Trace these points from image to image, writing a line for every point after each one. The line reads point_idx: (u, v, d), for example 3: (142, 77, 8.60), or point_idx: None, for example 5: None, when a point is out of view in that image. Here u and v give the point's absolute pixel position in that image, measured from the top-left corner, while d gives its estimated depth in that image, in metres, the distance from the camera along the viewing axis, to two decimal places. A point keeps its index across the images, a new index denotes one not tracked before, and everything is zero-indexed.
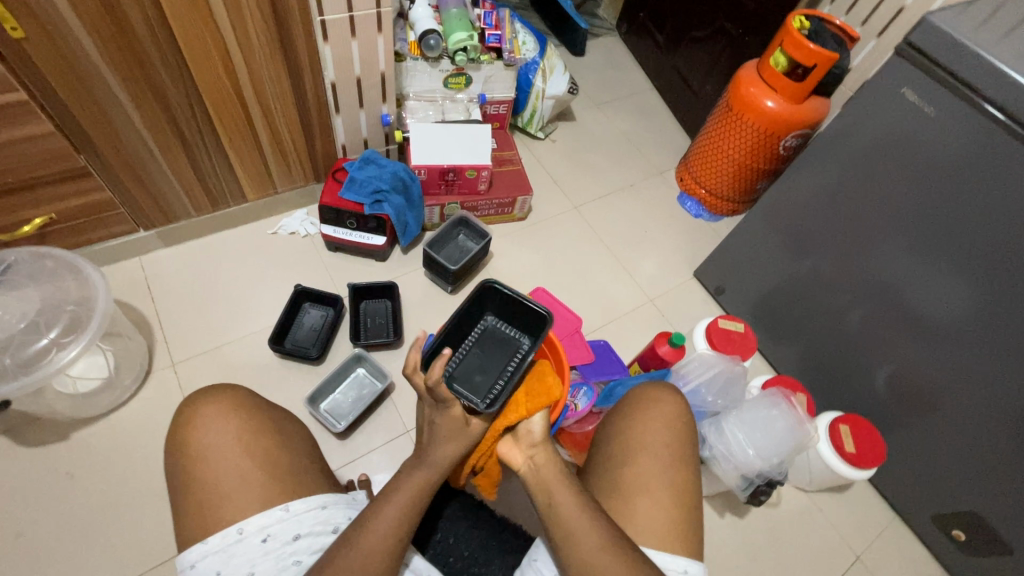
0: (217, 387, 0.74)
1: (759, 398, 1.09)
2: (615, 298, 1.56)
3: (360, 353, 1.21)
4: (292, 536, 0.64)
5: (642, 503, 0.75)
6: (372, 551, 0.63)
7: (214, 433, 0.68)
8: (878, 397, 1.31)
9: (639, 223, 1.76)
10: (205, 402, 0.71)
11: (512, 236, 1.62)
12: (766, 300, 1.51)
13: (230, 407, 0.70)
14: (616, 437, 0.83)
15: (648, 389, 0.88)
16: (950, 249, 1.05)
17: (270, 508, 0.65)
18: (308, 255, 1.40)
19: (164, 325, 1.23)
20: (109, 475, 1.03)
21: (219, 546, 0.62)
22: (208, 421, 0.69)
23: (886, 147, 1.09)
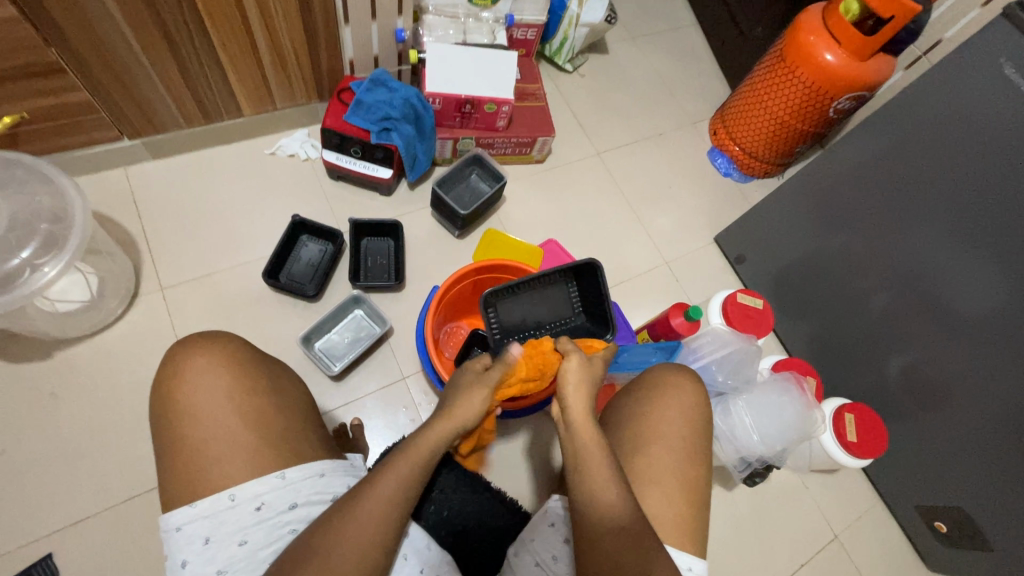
0: (202, 336, 0.71)
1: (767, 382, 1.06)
2: (629, 257, 1.49)
3: (359, 295, 1.15)
4: (288, 504, 0.65)
5: (650, 494, 0.75)
6: (375, 517, 0.64)
7: (203, 389, 0.66)
8: (885, 385, 1.28)
9: (662, 177, 1.64)
10: (192, 352, 0.69)
11: (527, 179, 1.51)
12: (786, 274, 1.43)
13: (220, 362, 0.69)
14: (629, 418, 0.81)
15: (664, 371, 0.85)
16: (1004, 248, 0.97)
17: (266, 475, 0.65)
18: (309, 182, 1.30)
19: (151, 245, 1.16)
20: (95, 399, 1.01)
21: (209, 511, 0.62)
22: (197, 375, 0.67)
23: (959, 126, 0.97)
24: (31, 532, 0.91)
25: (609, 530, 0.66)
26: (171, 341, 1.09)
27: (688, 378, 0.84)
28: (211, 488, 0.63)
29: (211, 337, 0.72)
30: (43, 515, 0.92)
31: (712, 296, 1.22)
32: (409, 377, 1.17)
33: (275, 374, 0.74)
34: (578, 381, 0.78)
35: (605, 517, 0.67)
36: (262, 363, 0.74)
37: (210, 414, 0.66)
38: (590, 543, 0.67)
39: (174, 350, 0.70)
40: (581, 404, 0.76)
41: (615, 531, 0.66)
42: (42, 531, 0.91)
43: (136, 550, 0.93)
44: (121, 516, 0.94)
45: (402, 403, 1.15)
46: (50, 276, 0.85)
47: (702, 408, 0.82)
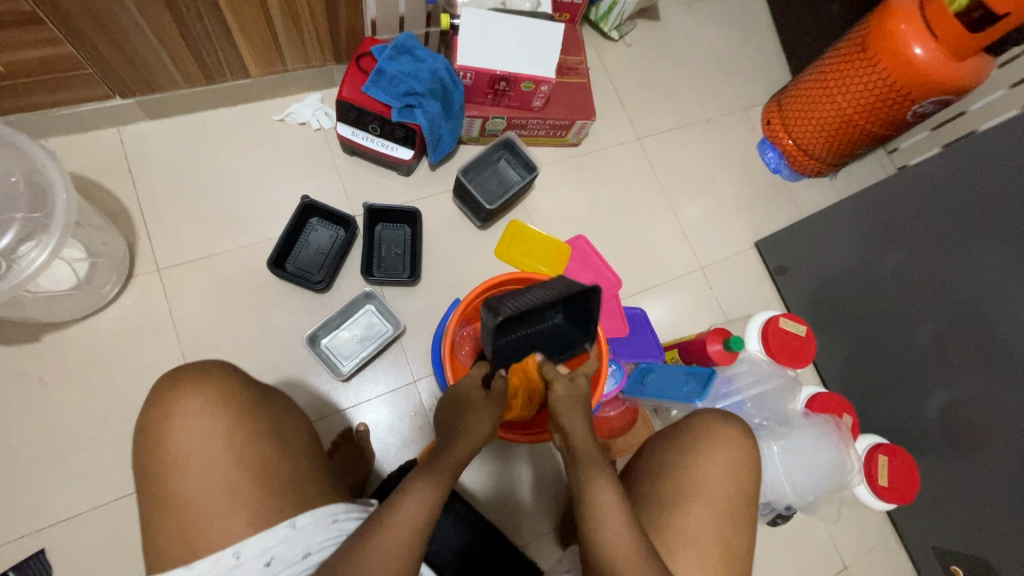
0: (192, 369, 0.64)
1: (805, 430, 0.98)
2: (662, 258, 1.38)
3: (371, 291, 1.07)
4: (301, 554, 0.59)
5: (684, 558, 0.68)
6: (389, 560, 0.59)
7: (197, 436, 0.60)
8: (920, 425, 1.19)
9: (705, 170, 1.49)
10: (182, 393, 0.61)
11: (558, 164, 1.37)
12: (830, 292, 1.32)
13: (214, 402, 0.62)
14: (667, 469, 0.74)
15: (712, 420, 0.77)
16: None
17: (274, 527, 0.59)
18: (320, 155, 1.18)
19: (147, 219, 1.06)
20: (88, 388, 0.95)
21: (212, 573, 0.56)
22: (190, 417, 0.60)
23: None
24: (22, 526, 0.87)
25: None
26: (168, 329, 1.01)
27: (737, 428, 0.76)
28: (204, 544, 0.57)
29: (204, 369, 0.64)
30: (34, 510, 0.88)
31: (750, 318, 1.11)
32: (419, 381, 1.10)
33: (275, 409, 0.67)
34: (569, 403, 0.77)
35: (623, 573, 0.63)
36: (259, 396, 0.66)
37: (203, 462, 0.59)
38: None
39: (160, 388, 0.62)
40: (580, 427, 0.76)
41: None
42: (34, 525, 0.88)
43: (130, 551, 0.89)
44: (116, 515, 0.90)
45: (411, 408, 1.09)
46: (39, 262, 0.76)
47: (749, 466, 0.74)
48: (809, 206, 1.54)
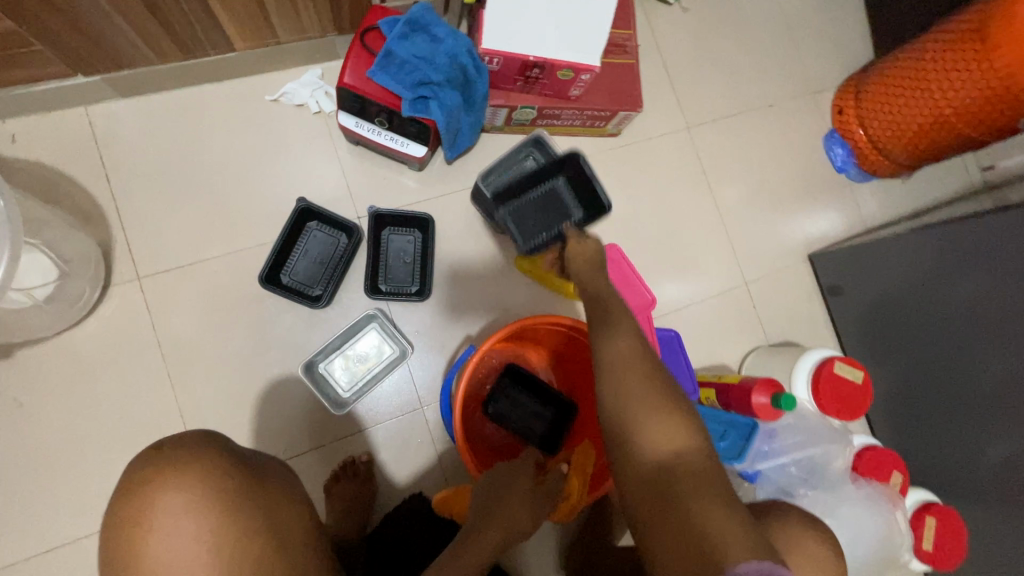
0: (172, 450, 0.52)
1: (853, 505, 0.90)
2: (702, 271, 1.23)
3: (375, 312, 0.98)
4: None
5: None
6: None
7: (178, 540, 0.50)
8: (972, 472, 1.02)
9: (761, 167, 1.30)
10: (162, 484, 0.51)
11: (592, 157, 1.20)
12: (889, 327, 1.13)
13: (198, 499, 0.51)
14: None
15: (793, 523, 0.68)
16: None
17: None
18: (320, 144, 1.02)
19: (125, 218, 0.93)
20: (65, 411, 0.87)
21: None
22: (171, 519, 0.50)
23: None
24: (6, 556, 0.83)
25: (681, 515, 0.51)
26: (151, 346, 0.91)
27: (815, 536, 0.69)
28: None
29: (188, 448, 0.53)
30: (16, 540, 0.83)
31: (802, 355, 1.00)
32: (426, 409, 0.99)
33: (268, 495, 0.56)
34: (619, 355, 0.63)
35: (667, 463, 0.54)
36: (252, 481, 0.55)
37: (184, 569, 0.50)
38: (655, 527, 0.52)
39: (135, 474, 0.51)
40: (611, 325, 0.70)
41: (698, 528, 0.49)
42: (19, 555, 0.83)
43: None
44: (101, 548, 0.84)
45: (415, 438, 0.98)
46: None
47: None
48: (876, 211, 1.34)
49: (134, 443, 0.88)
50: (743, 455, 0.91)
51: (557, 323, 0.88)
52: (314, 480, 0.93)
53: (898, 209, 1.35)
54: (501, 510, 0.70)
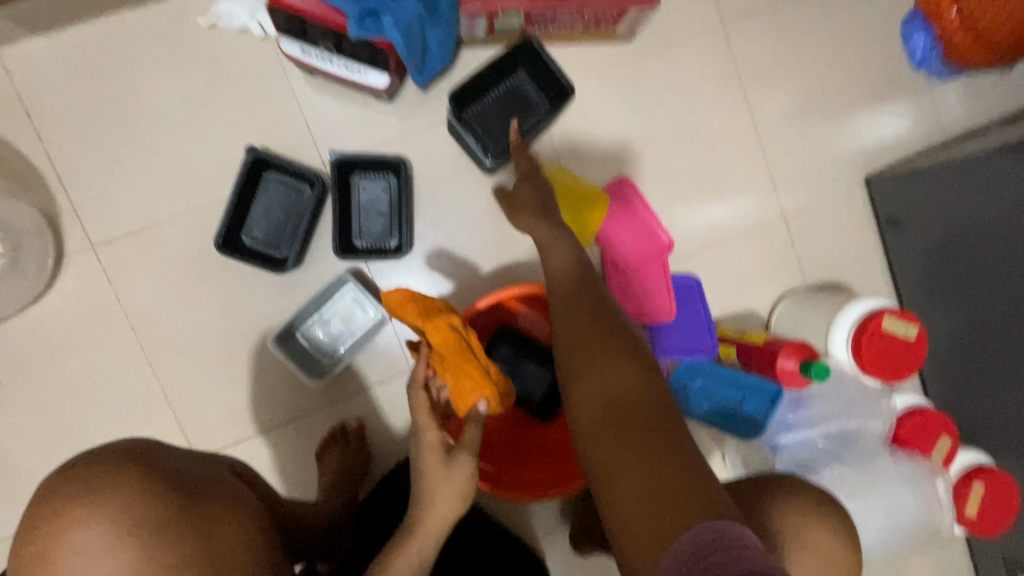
0: (96, 472, 0.48)
1: (890, 486, 0.80)
2: (732, 203, 1.04)
3: (345, 276, 0.86)
4: None
5: None
6: None
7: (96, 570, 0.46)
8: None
9: (813, 69, 1.05)
10: (84, 512, 0.47)
11: (599, 69, 0.99)
12: (954, 260, 0.94)
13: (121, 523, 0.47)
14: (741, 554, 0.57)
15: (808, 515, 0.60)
16: None
17: None
18: (271, 77, 0.87)
19: (66, 180, 0.84)
20: (42, 387, 0.84)
21: None
22: (89, 550, 0.46)
23: None
24: (9, 527, 0.84)
25: (633, 442, 0.50)
26: (118, 318, 0.86)
27: (818, 526, 0.59)
28: None
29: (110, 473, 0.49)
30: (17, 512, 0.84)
31: (846, 306, 0.85)
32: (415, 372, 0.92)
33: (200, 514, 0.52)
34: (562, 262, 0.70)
35: (621, 396, 0.53)
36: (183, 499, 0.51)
37: None
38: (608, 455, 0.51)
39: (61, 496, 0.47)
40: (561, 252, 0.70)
41: (654, 453, 0.48)
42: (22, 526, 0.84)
43: None
44: None
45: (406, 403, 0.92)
46: None
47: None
48: (959, 117, 1.08)
49: (116, 415, 0.86)
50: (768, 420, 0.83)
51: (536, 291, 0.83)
52: (304, 448, 0.90)
53: (988, 112, 1.09)
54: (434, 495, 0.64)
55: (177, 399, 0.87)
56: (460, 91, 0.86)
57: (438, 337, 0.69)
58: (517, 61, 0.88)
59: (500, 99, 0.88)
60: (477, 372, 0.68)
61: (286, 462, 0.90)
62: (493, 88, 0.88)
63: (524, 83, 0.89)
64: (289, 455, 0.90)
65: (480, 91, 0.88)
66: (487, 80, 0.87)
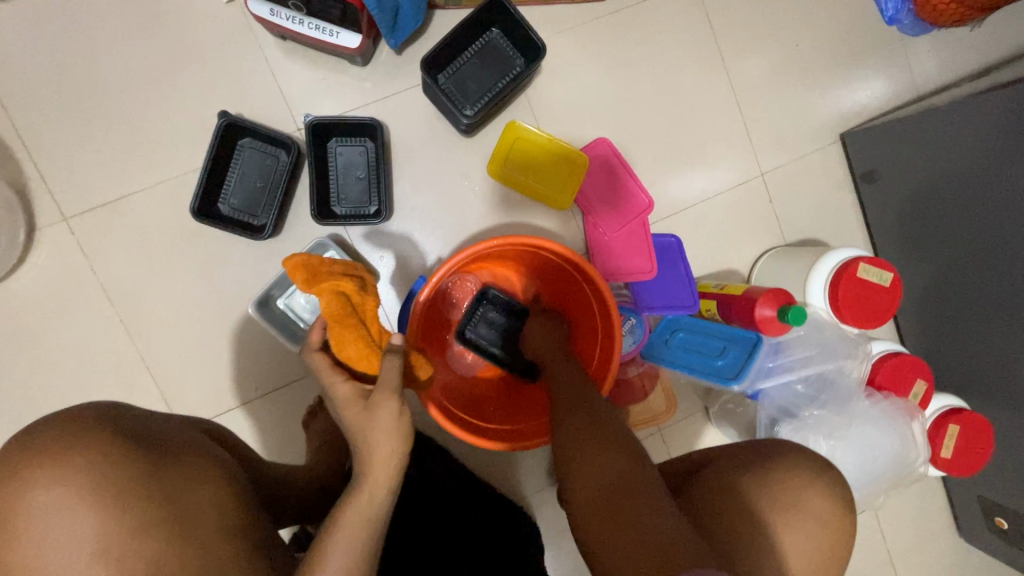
0: (63, 420, 0.49)
1: (867, 425, 0.82)
2: (711, 163, 1.05)
3: (326, 239, 0.85)
4: None
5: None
6: None
7: (59, 515, 0.45)
8: (1013, 374, 0.91)
9: (787, 26, 1.06)
10: (45, 458, 0.46)
11: (575, 30, 0.99)
12: (929, 211, 0.96)
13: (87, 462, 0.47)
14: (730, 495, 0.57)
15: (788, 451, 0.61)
16: None
17: None
18: (240, 42, 0.85)
19: (35, 152, 0.82)
20: (20, 362, 0.83)
21: None
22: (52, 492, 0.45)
23: None
24: None
25: (633, 524, 0.47)
26: (95, 291, 0.85)
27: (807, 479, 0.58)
28: None
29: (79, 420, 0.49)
30: None
31: (822, 257, 0.86)
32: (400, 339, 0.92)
33: (172, 464, 0.52)
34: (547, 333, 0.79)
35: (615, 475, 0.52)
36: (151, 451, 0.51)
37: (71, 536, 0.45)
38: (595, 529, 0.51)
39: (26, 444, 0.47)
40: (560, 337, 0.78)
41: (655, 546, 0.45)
42: None
43: None
44: None
45: None
46: None
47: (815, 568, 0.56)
48: (931, 73, 1.10)
49: (99, 388, 0.85)
50: (742, 372, 0.83)
51: (514, 242, 0.76)
52: (291, 416, 0.90)
53: (960, 68, 1.10)
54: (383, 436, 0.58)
55: (160, 371, 0.87)
56: (434, 50, 0.83)
57: (324, 293, 0.62)
58: (487, 18, 0.85)
59: (474, 59, 0.87)
60: (363, 339, 0.61)
61: (273, 430, 0.90)
62: (465, 46, 0.86)
63: (498, 42, 0.87)
64: (276, 423, 0.90)
65: (452, 50, 0.85)
66: (458, 39, 0.85)
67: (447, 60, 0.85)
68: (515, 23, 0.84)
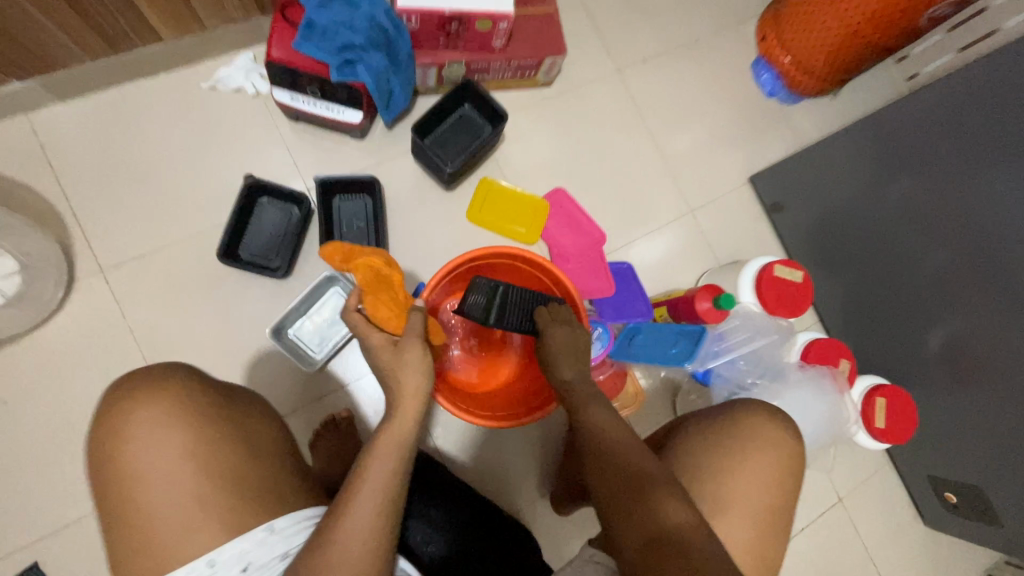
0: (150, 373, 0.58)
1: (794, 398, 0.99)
2: (649, 205, 1.28)
3: (333, 273, 1.00)
4: (279, 556, 0.56)
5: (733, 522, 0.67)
6: (357, 538, 0.56)
7: (154, 447, 0.55)
8: (920, 352, 1.09)
9: (694, 100, 1.34)
10: (140, 401, 0.56)
11: (529, 108, 1.25)
12: (829, 229, 1.19)
13: (172, 407, 0.56)
14: (710, 467, 0.69)
15: (755, 413, 0.73)
16: None
17: (251, 531, 0.55)
18: (261, 125, 1.05)
19: (81, 217, 0.96)
20: (49, 401, 0.91)
21: None
22: (149, 428, 0.55)
23: None
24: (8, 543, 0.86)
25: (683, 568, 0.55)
26: (123, 333, 0.95)
27: (763, 423, 0.72)
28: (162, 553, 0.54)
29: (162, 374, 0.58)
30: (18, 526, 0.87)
31: (744, 265, 1.05)
32: None
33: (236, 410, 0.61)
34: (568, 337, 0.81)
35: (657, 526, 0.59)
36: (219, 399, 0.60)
37: (165, 466, 0.55)
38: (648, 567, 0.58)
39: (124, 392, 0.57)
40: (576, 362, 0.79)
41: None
42: (25, 539, 0.87)
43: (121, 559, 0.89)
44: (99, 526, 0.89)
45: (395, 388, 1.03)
46: None
47: (760, 535, 0.68)
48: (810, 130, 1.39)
49: None
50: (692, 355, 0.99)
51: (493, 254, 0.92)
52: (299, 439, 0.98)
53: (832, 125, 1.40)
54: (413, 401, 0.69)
55: None
56: (420, 120, 1.05)
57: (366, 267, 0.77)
58: (460, 97, 1.08)
59: (452, 127, 1.09)
60: (394, 301, 0.76)
61: None
62: (443, 118, 1.09)
63: (470, 114, 1.10)
64: None
65: (434, 121, 1.08)
66: (438, 111, 1.07)
67: (430, 128, 1.07)
68: (481, 96, 1.07)
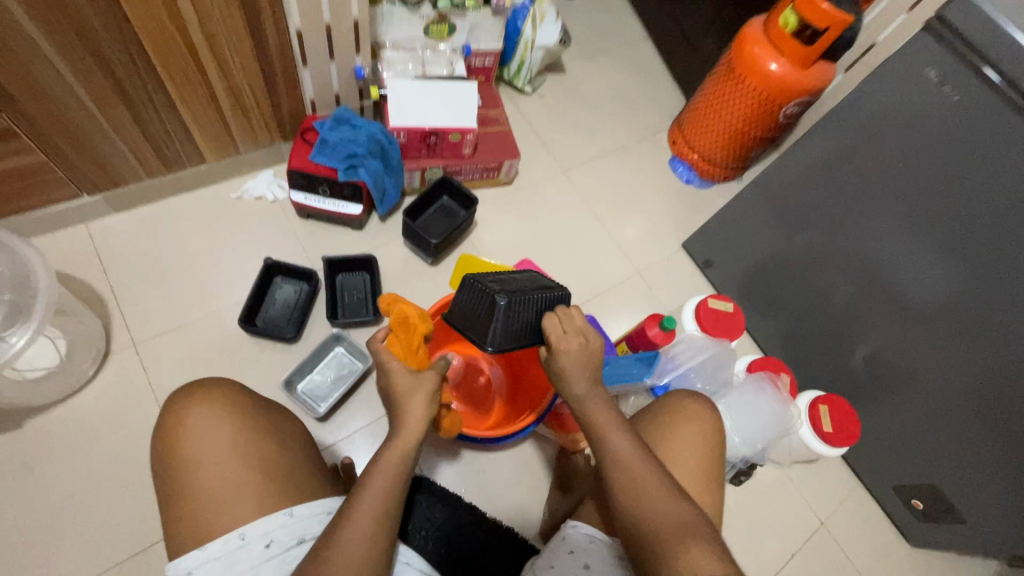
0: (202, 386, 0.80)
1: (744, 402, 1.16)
2: (603, 270, 1.52)
3: (338, 332, 1.16)
4: (298, 538, 0.73)
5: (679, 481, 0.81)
6: (360, 539, 0.66)
7: (205, 435, 0.75)
8: (849, 367, 1.26)
9: (628, 189, 1.66)
10: (195, 402, 0.77)
11: (495, 201, 1.53)
12: (752, 274, 1.43)
13: (219, 408, 0.77)
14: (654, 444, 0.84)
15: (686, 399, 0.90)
16: (941, 229, 0.96)
17: (275, 514, 0.72)
18: (276, 222, 1.29)
19: (121, 302, 1.14)
20: (77, 462, 1.01)
21: (222, 552, 0.69)
22: (202, 421, 0.76)
23: (885, 116, 0.96)
24: None
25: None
26: (148, 398, 1.07)
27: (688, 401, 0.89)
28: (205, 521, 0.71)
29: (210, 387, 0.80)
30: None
31: (685, 303, 1.27)
32: None
33: (266, 416, 0.82)
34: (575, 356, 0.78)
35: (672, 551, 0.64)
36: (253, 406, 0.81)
37: (214, 448, 0.74)
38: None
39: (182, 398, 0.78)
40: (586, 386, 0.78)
41: None
42: None
43: None
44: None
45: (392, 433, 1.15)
46: (18, 347, 0.86)
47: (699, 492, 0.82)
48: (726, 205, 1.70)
49: (140, 479, 1.01)
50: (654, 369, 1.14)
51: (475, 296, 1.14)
52: None
53: None
54: (404, 434, 0.74)
55: None
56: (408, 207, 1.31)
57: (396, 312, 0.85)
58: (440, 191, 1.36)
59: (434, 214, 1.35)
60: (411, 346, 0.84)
61: None
62: (427, 207, 1.35)
63: (449, 203, 1.36)
64: None
65: (420, 209, 1.33)
66: (423, 200, 1.34)
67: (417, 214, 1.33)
68: (457, 188, 1.35)
